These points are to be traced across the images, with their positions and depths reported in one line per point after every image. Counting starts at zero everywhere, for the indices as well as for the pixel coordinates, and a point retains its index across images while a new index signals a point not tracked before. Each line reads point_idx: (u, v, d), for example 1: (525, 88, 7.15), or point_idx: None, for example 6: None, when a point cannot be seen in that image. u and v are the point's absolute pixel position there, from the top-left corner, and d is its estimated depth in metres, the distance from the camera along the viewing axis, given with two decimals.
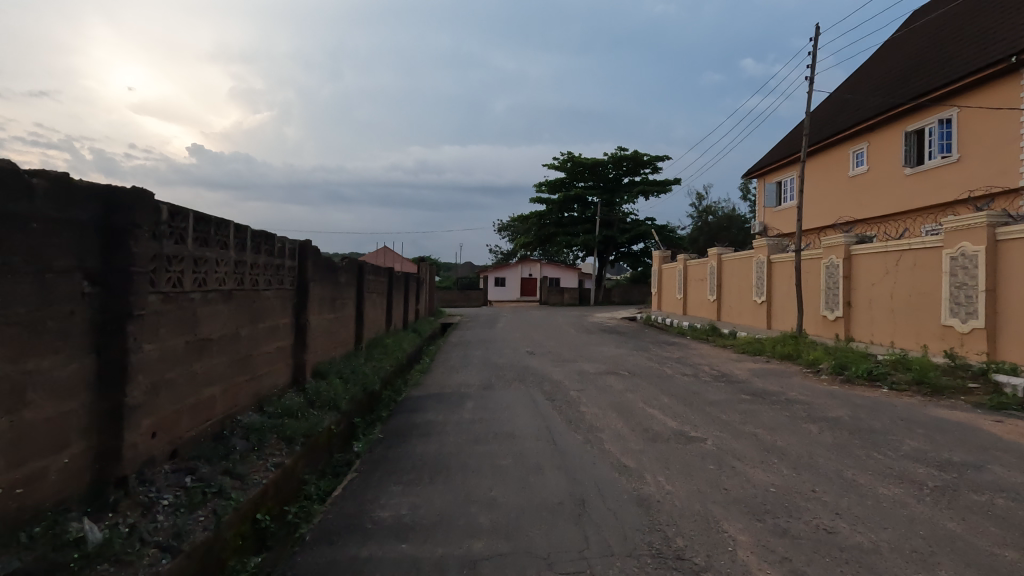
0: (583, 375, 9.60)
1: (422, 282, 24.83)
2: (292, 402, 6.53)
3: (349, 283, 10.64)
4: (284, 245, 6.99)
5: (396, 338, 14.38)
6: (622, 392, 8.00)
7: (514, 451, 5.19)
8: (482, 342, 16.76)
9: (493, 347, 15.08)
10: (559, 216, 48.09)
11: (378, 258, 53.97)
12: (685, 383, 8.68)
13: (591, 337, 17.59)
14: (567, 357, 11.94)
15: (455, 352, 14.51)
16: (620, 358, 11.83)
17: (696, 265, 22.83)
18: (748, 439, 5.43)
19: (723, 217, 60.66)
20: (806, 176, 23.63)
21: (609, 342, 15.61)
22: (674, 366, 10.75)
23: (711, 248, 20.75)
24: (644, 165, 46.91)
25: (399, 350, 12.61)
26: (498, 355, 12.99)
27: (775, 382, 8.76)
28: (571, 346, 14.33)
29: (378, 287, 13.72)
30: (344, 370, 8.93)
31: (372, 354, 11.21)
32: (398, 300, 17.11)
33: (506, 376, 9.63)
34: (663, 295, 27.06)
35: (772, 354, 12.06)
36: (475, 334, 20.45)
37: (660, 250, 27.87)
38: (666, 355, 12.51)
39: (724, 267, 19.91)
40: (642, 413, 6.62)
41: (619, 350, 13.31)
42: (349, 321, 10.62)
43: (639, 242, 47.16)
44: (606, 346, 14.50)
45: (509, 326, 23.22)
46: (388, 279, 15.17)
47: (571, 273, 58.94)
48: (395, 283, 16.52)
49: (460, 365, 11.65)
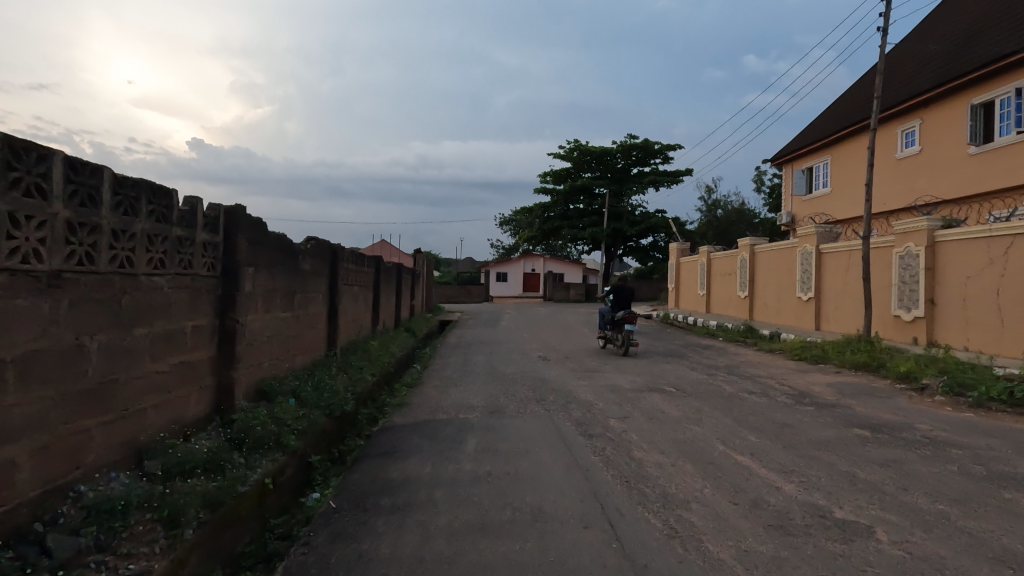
0: (619, 394, 7.31)
1: (418, 275, 22.58)
2: (200, 447, 4.23)
3: (321, 272, 8.34)
4: (203, 211, 4.61)
5: (383, 341, 12.12)
6: (682, 423, 5.74)
7: (552, 560, 2.93)
8: (485, 344, 14.46)
9: (497, 350, 12.78)
10: (565, 208, 45.82)
11: (375, 252, 51.69)
12: (762, 408, 6.40)
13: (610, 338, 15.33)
14: (589, 367, 9.67)
15: (453, 356, 12.21)
16: (655, 368, 9.56)
17: (722, 258, 20.55)
18: (946, 531, 3.21)
19: (732, 211, 58.47)
20: (847, 160, 21.32)
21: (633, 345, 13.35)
22: (729, 380, 8.49)
23: (742, 238, 18.47)
24: (654, 154, 44.42)
25: (384, 356, 10.34)
26: (504, 362, 10.71)
27: (883, 407, 6.48)
28: (590, 351, 12.07)
29: (361, 279, 11.45)
30: (304, 386, 6.64)
31: (348, 363, 8.93)
32: (387, 295, 14.80)
33: (517, 394, 7.35)
34: (680, 291, 24.86)
35: (844, 365, 9.80)
36: (476, 333, 18.17)
37: (678, 242, 25.57)
38: (711, 364, 10.24)
39: (758, 260, 17.67)
40: (735, 466, 4.37)
41: (650, 357, 11.04)
42: (319, 322, 8.34)
43: (648, 236, 44.94)
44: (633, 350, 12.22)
45: (512, 324, 20.91)
46: (375, 270, 12.92)
47: (575, 268, 56.59)
48: (384, 275, 14.24)
49: (457, 375, 9.38)
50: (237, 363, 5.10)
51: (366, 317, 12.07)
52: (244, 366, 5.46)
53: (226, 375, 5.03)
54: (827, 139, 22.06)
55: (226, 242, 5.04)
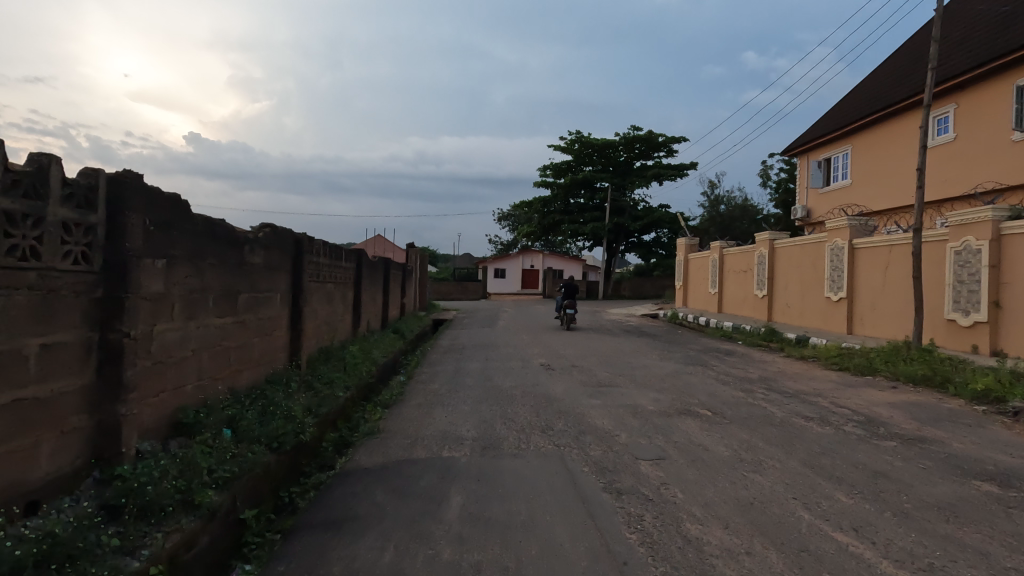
0: (643, 419, 5.90)
1: (409, 271, 21.08)
2: (40, 530, 2.78)
3: (279, 267, 6.88)
4: (59, 176, 3.16)
5: (364, 347, 10.67)
6: (736, 469, 4.32)
7: None
8: (480, 347, 13.03)
9: (493, 356, 11.36)
10: (565, 202, 44.33)
11: (369, 247, 50.17)
12: (829, 443, 5.00)
13: (618, 342, 13.89)
14: (601, 380, 8.26)
15: (445, 362, 10.79)
16: (678, 382, 8.16)
17: (736, 254, 19.15)
18: None
19: (735, 207, 57.07)
20: (873, 149, 19.87)
21: (646, 350, 11.98)
22: (770, 398, 7.09)
23: (760, 232, 17.03)
24: (658, 146, 42.89)
25: (360, 367, 8.90)
26: (501, 371, 9.30)
27: (983, 442, 5.07)
28: (599, 358, 10.68)
29: (337, 275, 10.01)
30: (245, 414, 5.18)
31: (314, 377, 7.47)
32: (372, 293, 13.37)
33: (517, 419, 5.93)
34: (689, 289, 23.48)
35: (898, 378, 8.41)
36: (471, 335, 16.74)
37: (686, 237, 24.15)
38: (742, 375, 8.84)
39: (777, 257, 16.27)
40: (843, 558, 2.94)
41: (669, 365, 9.65)
42: (277, 328, 6.88)
43: (651, 232, 43.50)
44: (647, 357, 10.84)
45: (510, 324, 19.49)
46: (357, 265, 11.45)
47: (575, 264, 55.17)
48: (368, 270, 12.79)
49: (447, 388, 7.95)
50: (128, 393, 3.65)
51: (344, 319, 10.64)
52: (146, 394, 4.02)
53: (110, 411, 3.58)
54: (850, 126, 20.59)
55: (109, 222, 3.59)
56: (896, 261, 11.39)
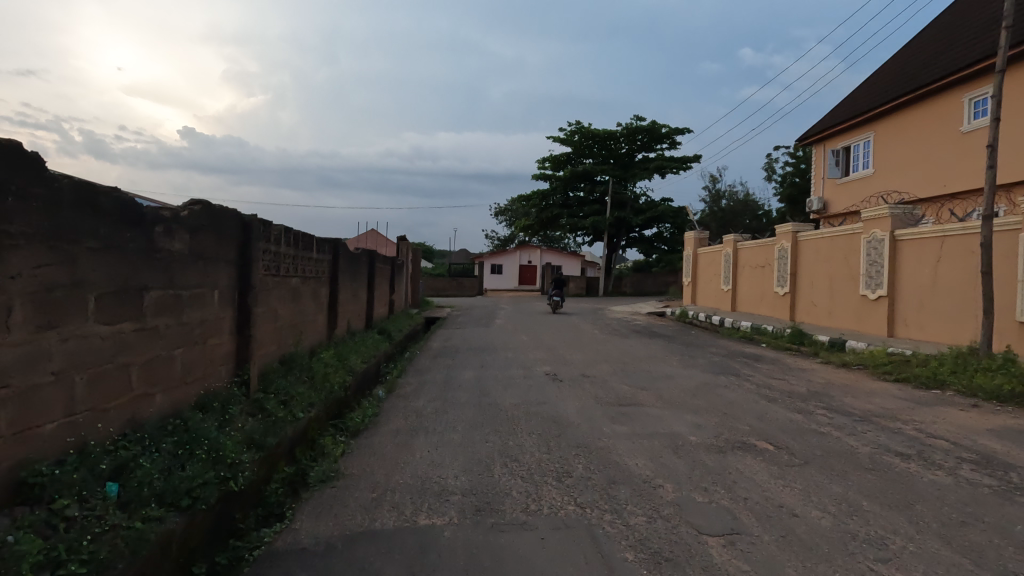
0: (688, 460, 4.46)
1: (400, 267, 19.59)
2: None
3: (219, 257, 5.39)
4: None
5: (340, 353, 9.19)
6: (855, 557, 2.89)
7: None
8: (476, 350, 11.59)
9: (490, 361, 9.91)
10: (565, 195, 42.87)
11: (361, 242, 48.52)
12: (961, 503, 3.58)
13: (630, 345, 12.46)
14: (620, 396, 6.82)
15: (434, 369, 9.33)
16: (714, 398, 6.74)
17: (753, 249, 17.75)
18: None
19: (737, 202, 55.72)
20: (905, 133, 18.54)
21: (664, 355, 10.56)
22: (836, 423, 5.67)
23: (782, 224, 15.62)
24: (661, 138, 41.46)
25: (329, 380, 7.40)
26: (499, 383, 7.86)
27: None
28: (612, 364, 9.26)
29: (310, 270, 8.53)
30: (145, 459, 3.69)
31: (266, 396, 5.97)
32: (355, 289, 11.89)
33: (523, 459, 4.48)
34: (699, 285, 22.09)
35: (976, 394, 7.01)
36: (465, 335, 15.28)
37: (696, 231, 22.73)
38: (786, 388, 7.43)
39: (802, 251, 14.84)
40: None
41: (697, 376, 8.23)
42: (217, 335, 5.39)
43: (653, 226, 42.11)
44: (667, 363, 9.43)
45: (509, 324, 18.03)
46: (338, 258, 9.98)
47: (574, 260, 53.73)
48: (350, 264, 11.32)
49: (433, 407, 6.49)
50: None
51: (320, 319, 9.16)
52: None
53: None
54: (880, 107, 19.23)
55: None
56: (953, 255, 10.00)
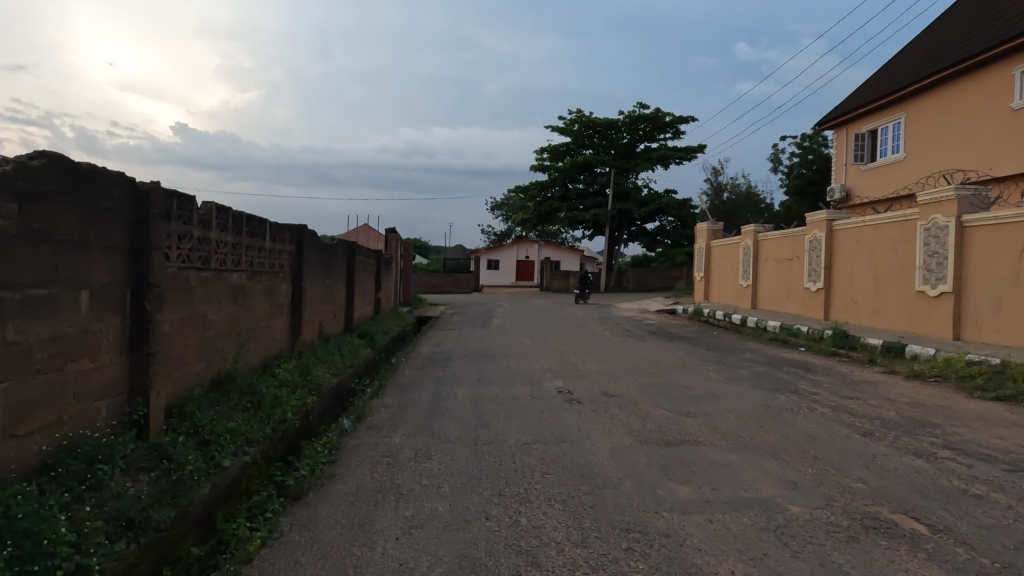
0: (812, 564, 2.77)
1: (389, 262, 17.83)
2: None
3: (90, 241, 3.66)
4: None
5: (304, 367, 7.45)
6: None
7: None
8: (471, 357, 9.89)
9: (487, 373, 8.22)
10: (564, 187, 41.09)
11: (352, 237, 46.57)
12: None
13: (649, 349, 10.77)
14: (661, 428, 5.15)
15: (420, 384, 7.62)
16: (787, 431, 5.06)
17: (778, 240, 16.09)
18: None
19: (740, 195, 54.16)
20: (942, 112, 16.93)
21: (695, 363, 8.90)
22: (981, 475, 4.00)
23: (814, 212, 13.97)
24: (664, 127, 39.78)
25: (279, 407, 5.67)
26: (501, 406, 6.17)
27: None
28: (637, 378, 7.60)
29: (264, 263, 6.80)
30: None
31: (175, 440, 4.25)
32: (330, 286, 10.15)
33: (546, 564, 2.77)
34: (713, 281, 20.46)
35: None
36: (459, 338, 13.56)
37: (709, 222, 21.07)
38: (869, 413, 5.77)
39: (838, 241, 13.19)
40: None
41: (748, 395, 6.55)
42: (86, 356, 3.66)
43: (656, 219, 40.46)
44: (703, 376, 7.79)
45: (508, 324, 16.34)
46: (305, 248, 8.25)
47: (573, 255, 52.07)
48: (322, 256, 9.55)
49: (413, 448, 4.78)
50: None
51: (279, 325, 7.42)
52: None
53: None
54: (913, 85, 17.60)
55: None
56: None
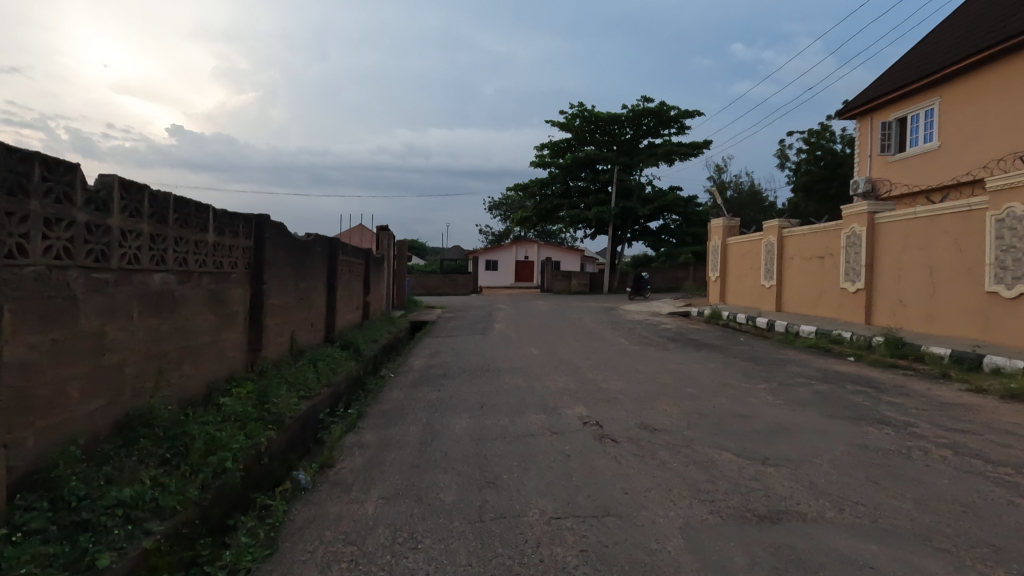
0: None
1: (379, 262, 16.34)
2: None
3: None
4: None
5: (263, 392, 5.95)
6: None
7: None
8: (472, 372, 8.43)
9: (491, 395, 6.75)
10: (565, 184, 39.62)
11: (344, 237, 44.98)
12: None
13: (676, 360, 9.32)
14: (739, 488, 3.70)
15: (408, 412, 6.16)
16: (916, 492, 3.62)
17: (807, 236, 14.65)
18: None
19: (744, 194, 52.83)
20: (984, 97, 15.59)
21: (738, 380, 7.46)
22: None
23: (853, 205, 12.55)
24: (669, 122, 38.36)
25: (214, 456, 4.19)
26: (512, 448, 4.71)
27: None
28: (677, 402, 6.14)
29: (209, 263, 5.33)
30: None
31: (17, 534, 2.76)
32: (305, 290, 8.65)
33: None
34: (730, 281, 19.02)
35: None
36: (456, 346, 12.08)
37: (725, 218, 19.64)
38: (1004, 457, 4.32)
39: (883, 236, 11.78)
40: None
41: (827, 429, 5.10)
42: None
43: (660, 217, 39.09)
44: (757, 399, 6.33)
45: (510, 330, 14.88)
46: (270, 243, 6.75)
47: (573, 255, 50.64)
48: (294, 254, 8.05)
49: (391, 527, 3.30)
50: None
51: (231, 340, 5.94)
52: None
53: None
54: (951, 67, 16.24)
55: None
56: None
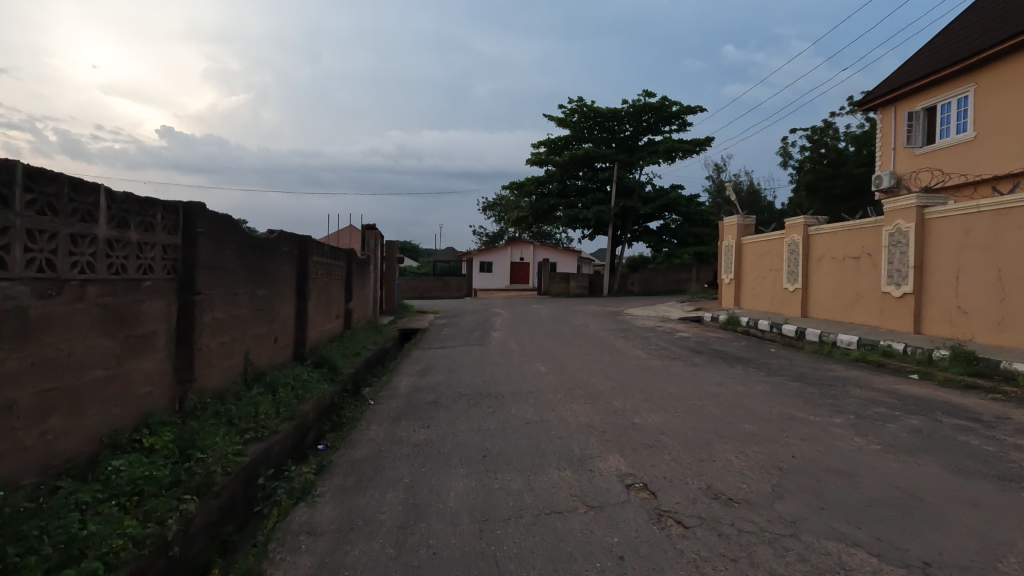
0: None
1: (365, 264, 14.75)
2: None
3: None
4: None
5: (188, 441, 4.39)
6: None
7: None
8: (469, 398, 6.89)
9: (494, 436, 5.22)
10: (563, 183, 38.15)
11: (334, 239, 43.36)
12: None
13: (712, 380, 7.82)
14: None
15: (387, 464, 4.64)
16: None
17: (838, 234, 13.22)
18: None
19: (744, 193, 51.57)
20: None
21: (802, 411, 5.98)
22: None
23: (897, 198, 11.13)
24: (670, 119, 36.96)
25: (67, 573, 2.64)
26: (533, 539, 3.19)
27: None
28: (743, 450, 4.63)
29: (101, 266, 3.78)
30: None
31: None
32: (265, 299, 7.08)
33: None
34: (746, 284, 17.58)
35: None
36: (450, 360, 10.55)
37: (739, 216, 18.21)
38: None
39: (934, 234, 10.38)
40: None
41: (976, 500, 3.60)
42: None
43: (661, 217, 37.73)
44: (842, 442, 4.85)
45: (510, 339, 13.35)
46: (207, 239, 5.16)
47: (570, 256, 49.21)
48: (249, 254, 6.46)
49: None
50: None
51: (144, 371, 4.35)
52: None
53: None
54: (989, 50, 14.87)
55: None
56: None
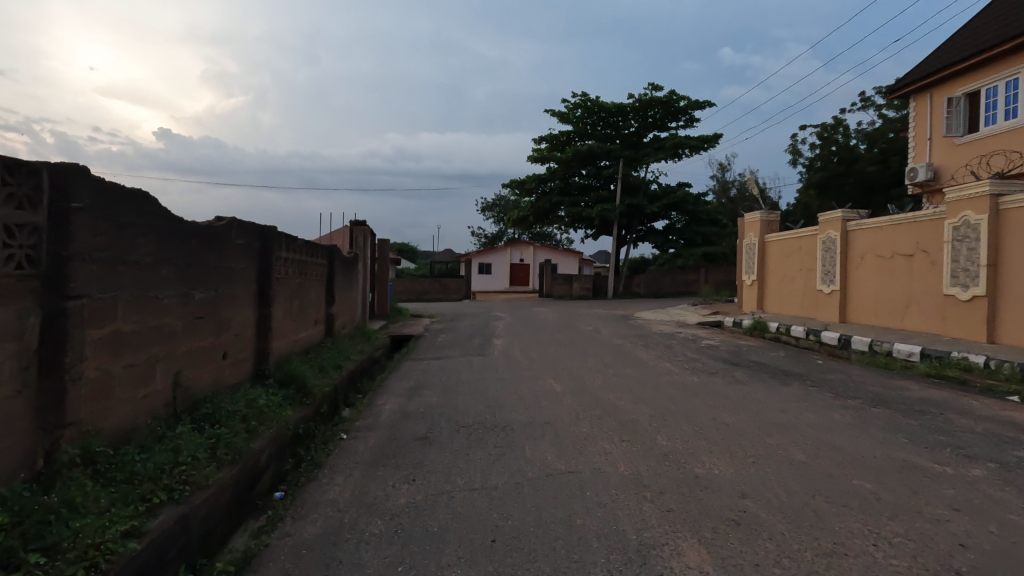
0: None
1: (352, 263, 13.18)
2: None
3: None
4: None
5: (37, 527, 2.84)
6: None
7: None
8: (470, 432, 5.34)
9: (506, 502, 3.67)
10: (565, 180, 36.64)
11: (327, 239, 41.82)
12: None
13: (771, 405, 6.29)
14: None
15: (347, 554, 3.10)
16: None
17: (885, 229, 11.69)
18: None
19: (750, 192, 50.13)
20: None
21: (917, 455, 4.46)
22: None
23: (964, 186, 9.61)
24: (677, 114, 35.49)
25: None
26: None
27: None
28: (878, 534, 3.10)
29: None
30: None
31: None
32: (209, 304, 5.54)
33: None
34: (772, 285, 16.05)
35: None
36: (447, 374, 9.01)
37: (763, 211, 16.69)
38: None
39: (1011, 227, 8.88)
40: None
41: None
42: None
43: (668, 216, 36.25)
44: (1013, 516, 3.32)
45: (515, 347, 11.80)
46: (92, 219, 3.59)
47: (572, 257, 47.69)
48: (179, 246, 4.91)
49: None
50: None
51: None
52: None
53: None
54: None
55: None
56: None
